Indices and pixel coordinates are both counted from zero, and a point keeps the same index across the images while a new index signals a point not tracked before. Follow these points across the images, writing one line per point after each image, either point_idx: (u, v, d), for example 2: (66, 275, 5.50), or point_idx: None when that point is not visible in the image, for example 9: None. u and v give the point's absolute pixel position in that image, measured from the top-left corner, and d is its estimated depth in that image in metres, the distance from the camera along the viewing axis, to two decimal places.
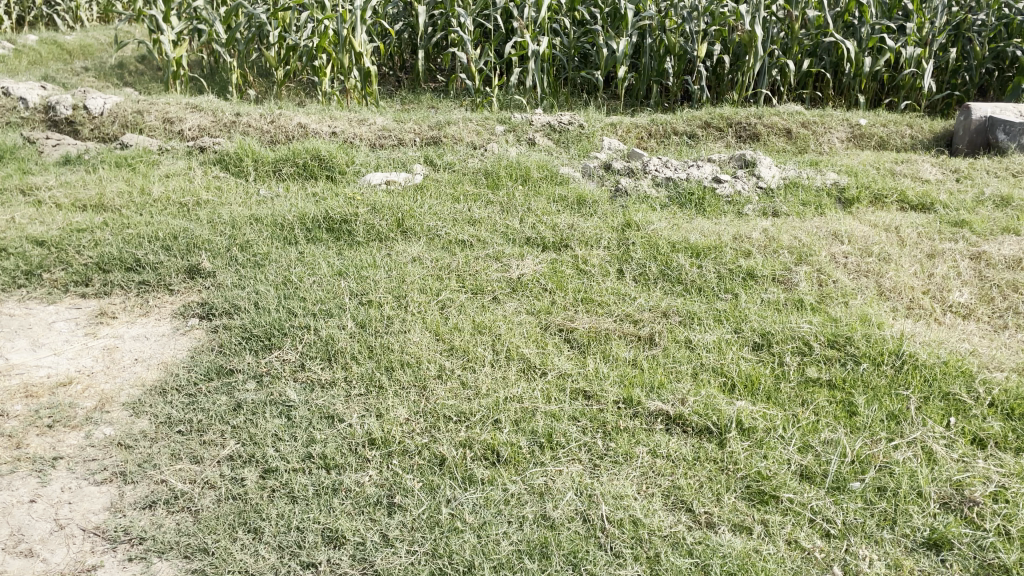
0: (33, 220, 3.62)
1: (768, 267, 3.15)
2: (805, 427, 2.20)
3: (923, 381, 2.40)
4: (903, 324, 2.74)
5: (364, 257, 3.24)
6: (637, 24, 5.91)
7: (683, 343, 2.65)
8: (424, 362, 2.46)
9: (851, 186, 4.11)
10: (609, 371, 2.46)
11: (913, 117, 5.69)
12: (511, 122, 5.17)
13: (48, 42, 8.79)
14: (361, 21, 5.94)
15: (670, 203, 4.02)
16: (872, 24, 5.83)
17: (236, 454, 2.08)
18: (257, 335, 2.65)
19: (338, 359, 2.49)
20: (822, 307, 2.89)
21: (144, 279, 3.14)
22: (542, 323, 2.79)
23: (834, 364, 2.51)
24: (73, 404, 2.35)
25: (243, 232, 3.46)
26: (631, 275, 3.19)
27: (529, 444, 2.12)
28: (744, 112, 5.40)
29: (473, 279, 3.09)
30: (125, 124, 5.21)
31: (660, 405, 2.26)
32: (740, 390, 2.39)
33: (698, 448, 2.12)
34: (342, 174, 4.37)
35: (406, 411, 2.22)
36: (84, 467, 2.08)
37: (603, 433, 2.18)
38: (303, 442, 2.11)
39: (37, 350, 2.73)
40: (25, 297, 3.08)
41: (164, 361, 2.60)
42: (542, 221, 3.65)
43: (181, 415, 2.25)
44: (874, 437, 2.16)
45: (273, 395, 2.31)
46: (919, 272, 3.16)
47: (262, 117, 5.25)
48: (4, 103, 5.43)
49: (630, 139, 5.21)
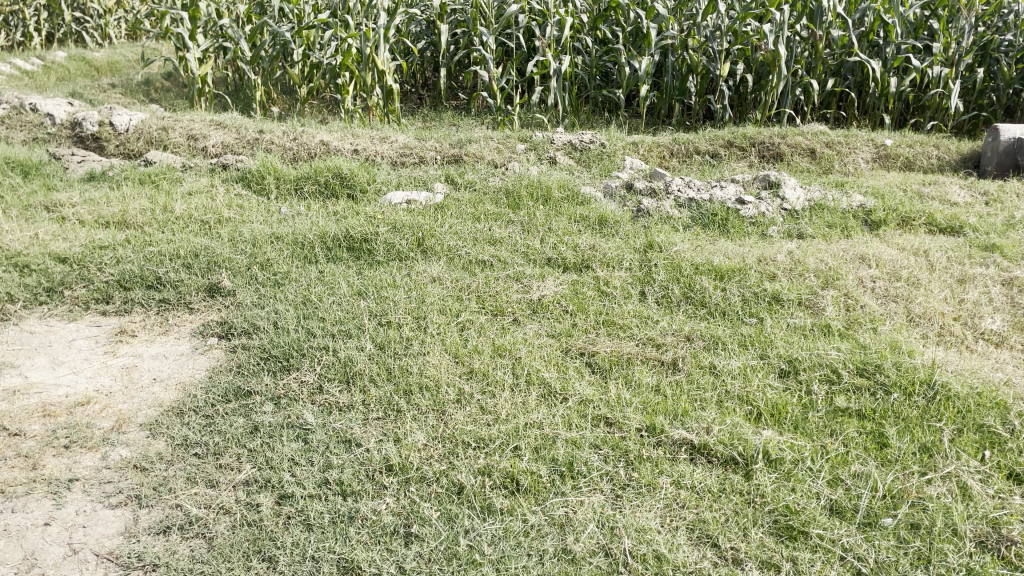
0: (56, 237, 3.64)
1: (794, 291, 3.10)
2: (835, 458, 2.13)
3: (957, 412, 2.33)
4: (934, 353, 2.66)
5: (384, 276, 3.22)
6: (660, 43, 5.86)
7: (708, 369, 2.60)
8: (443, 386, 2.43)
9: (878, 208, 4.05)
10: (631, 397, 2.41)
11: (940, 137, 5.61)
12: (533, 141, 5.16)
13: (77, 58, 8.95)
14: (384, 39, 5.97)
15: (693, 223, 3.98)
16: (898, 44, 5.76)
17: (252, 479, 2.04)
18: (276, 356, 2.63)
19: (357, 381, 2.46)
20: (850, 333, 2.83)
21: (164, 298, 3.14)
22: (563, 346, 2.75)
23: (864, 393, 2.45)
24: (90, 424, 2.34)
25: (264, 250, 3.45)
26: (654, 298, 3.15)
27: (549, 473, 2.07)
28: (768, 131, 5.36)
29: (494, 300, 3.07)
30: (150, 141, 5.25)
31: (684, 433, 2.21)
32: (766, 419, 2.33)
33: (724, 479, 2.06)
34: (363, 193, 4.36)
35: (425, 435, 2.18)
36: (99, 490, 2.06)
37: (625, 463, 2.13)
38: (320, 467, 2.07)
39: (56, 368, 2.73)
40: (46, 314, 3.09)
41: (182, 381, 2.58)
42: (563, 241, 3.62)
43: (199, 437, 2.22)
44: (907, 471, 2.09)
45: (291, 418, 2.28)
46: (949, 298, 3.09)
47: (284, 134, 5.28)
48: (32, 120, 5.55)
49: (652, 157, 5.17)
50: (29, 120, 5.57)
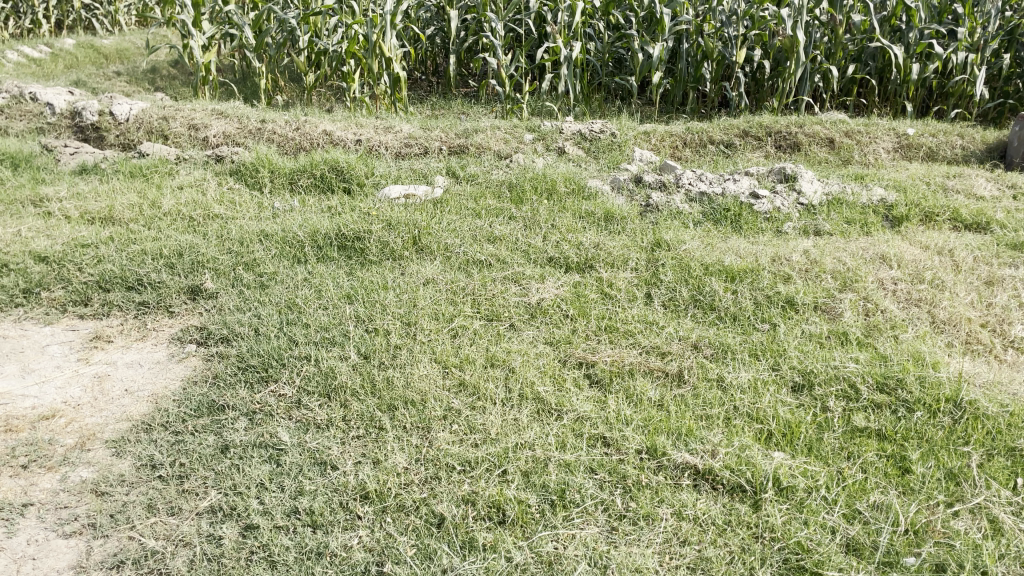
0: (39, 234, 3.49)
1: (810, 294, 2.91)
2: (852, 486, 1.96)
3: (986, 434, 2.14)
4: (961, 364, 2.47)
5: (376, 278, 3.07)
6: (674, 28, 5.63)
7: (715, 382, 2.42)
8: (430, 401, 2.26)
9: (900, 203, 3.83)
10: (633, 414, 2.24)
11: (964, 126, 5.38)
12: (541, 130, 4.97)
13: (86, 45, 8.84)
14: (391, 25, 5.77)
15: (704, 219, 3.78)
16: (921, 29, 5.52)
17: (216, 507, 1.89)
18: (254, 365, 2.47)
19: (338, 395, 2.30)
20: (869, 342, 2.63)
21: (144, 301, 2.98)
22: (561, 356, 2.58)
23: (884, 411, 2.26)
24: (52, 442, 2.19)
25: (251, 249, 3.30)
26: (660, 300, 2.97)
27: (539, 502, 1.91)
28: (785, 120, 5.14)
29: (489, 303, 2.90)
30: (150, 131, 5.11)
31: (688, 457, 2.03)
32: (777, 439, 2.15)
33: (730, 509, 1.89)
34: (360, 187, 4.19)
35: (406, 458, 2.02)
36: (54, 516, 1.91)
37: (622, 490, 1.96)
38: (291, 493, 1.92)
39: (25, 376, 2.58)
40: (21, 317, 2.95)
41: (155, 393, 2.42)
42: (566, 239, 3.44)
43: (165, 457, 2.07)
44: (931, 502, 1.91)
45: (264, 437, 2.12)
46: (976, 302, 2.90)
47: (286, 124, 5.11)
48: (30, 109, 5.41)
49: (664, 147, 4.96)
50: (27, 109, 5.42)
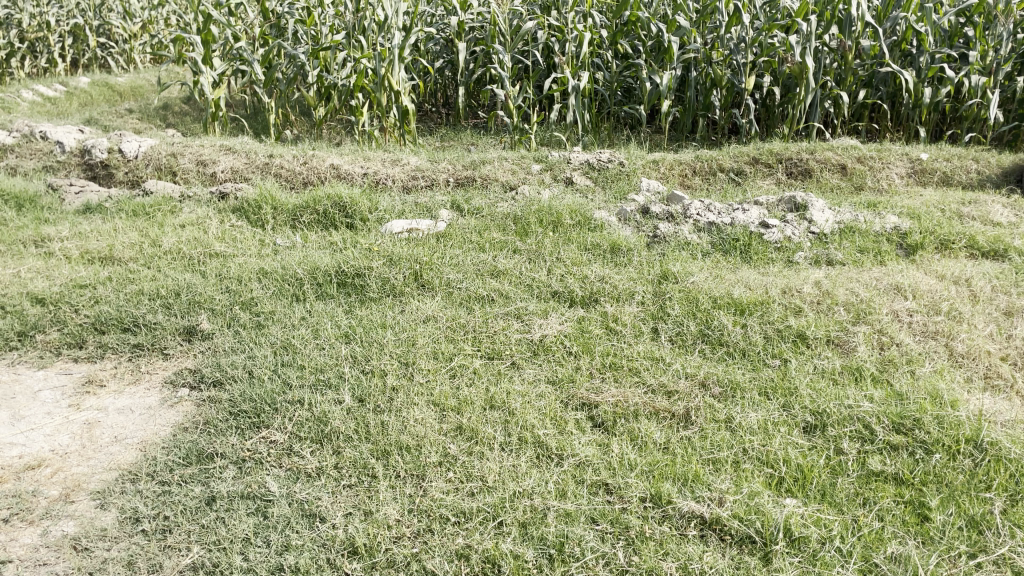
0: (38, 274, 3.45)
1: (822, 328, 2.81)
2: (868, 536, 1.86)
3: (1010, 478, 2.03)
4: (981, 401, 2.36)
5: (375, 316, 3.00)
6: (682, 57, 5.59)
7: (724, 423, 2.32)
8: (426, 446, 2.18)
9: (914, 231, 3.73)
10: (637, 458, 2.14)
11: (978, 150, 5.28)
12: (548, 160, 4.92)
13: (100, 84, 8.90)
14: (399, 59, 5.76)
15: (713, 249, 3.70)
16: (931, 53, 5.45)
17: (199, 564, 1.83)
18: (247, 411, 2.40)
19: (331, 442, 2.22)
20: (885, 379, 2.53)
21: (139, 343, 2.93)
22: (564, 395, 2.49)
23: (901, 453, 2.15)
24: (35, 493, 2.12)
25: (250, 288, 3.25)
26: (667, 336, 2.88)
27: (536, 556, 1.82)
28: (795, 146, 5.06)
29: (490, 341, 2.81)
30: (158, 168, 5.09)
31: (693, 505, 1.94)
32: (789, 485, 2.04)
33: (739, 562, 1.80)
34: (363, 222, 4.13)
35: (397, 509, 1.94)
36: (32, 573, 1.84)
37: (625, 542, 1.86)
38: (276, 549, 1.86)
39: (14, 424, 2.52)
40: (15, 362, 2.89)
41: (145, 441, 2.36)
42: (571, 272, 3.36)
43: (149, 510, 2.00)
44: (952, 552, 1.81)
45: (251, 487, 2.05)
46: (995, 335, 2.79)
47: (294, 158, 5.09)
48: (39, 147, 5.41)
49: (673, 176, 4.87)
50: (37, 147, 5.42)
